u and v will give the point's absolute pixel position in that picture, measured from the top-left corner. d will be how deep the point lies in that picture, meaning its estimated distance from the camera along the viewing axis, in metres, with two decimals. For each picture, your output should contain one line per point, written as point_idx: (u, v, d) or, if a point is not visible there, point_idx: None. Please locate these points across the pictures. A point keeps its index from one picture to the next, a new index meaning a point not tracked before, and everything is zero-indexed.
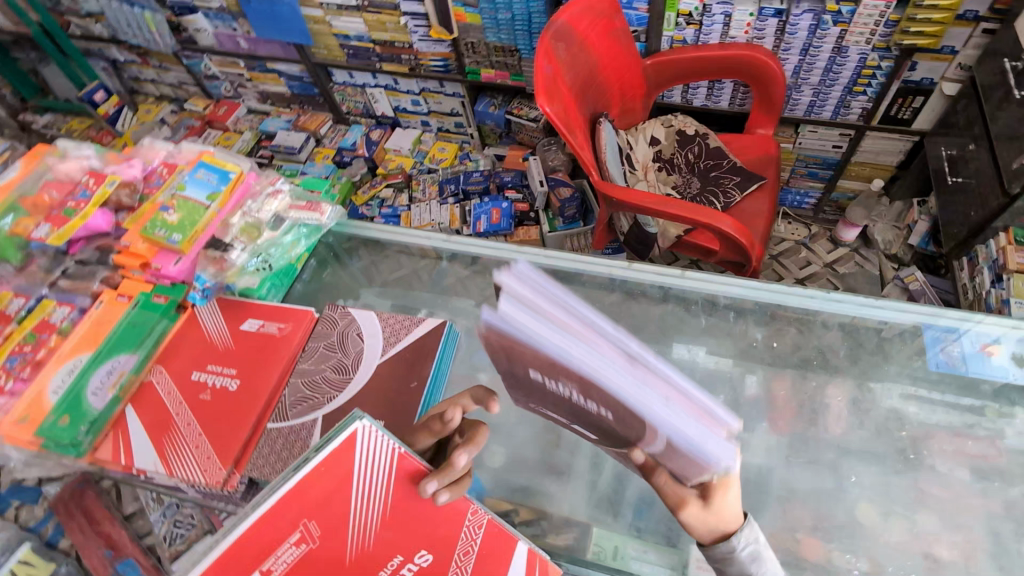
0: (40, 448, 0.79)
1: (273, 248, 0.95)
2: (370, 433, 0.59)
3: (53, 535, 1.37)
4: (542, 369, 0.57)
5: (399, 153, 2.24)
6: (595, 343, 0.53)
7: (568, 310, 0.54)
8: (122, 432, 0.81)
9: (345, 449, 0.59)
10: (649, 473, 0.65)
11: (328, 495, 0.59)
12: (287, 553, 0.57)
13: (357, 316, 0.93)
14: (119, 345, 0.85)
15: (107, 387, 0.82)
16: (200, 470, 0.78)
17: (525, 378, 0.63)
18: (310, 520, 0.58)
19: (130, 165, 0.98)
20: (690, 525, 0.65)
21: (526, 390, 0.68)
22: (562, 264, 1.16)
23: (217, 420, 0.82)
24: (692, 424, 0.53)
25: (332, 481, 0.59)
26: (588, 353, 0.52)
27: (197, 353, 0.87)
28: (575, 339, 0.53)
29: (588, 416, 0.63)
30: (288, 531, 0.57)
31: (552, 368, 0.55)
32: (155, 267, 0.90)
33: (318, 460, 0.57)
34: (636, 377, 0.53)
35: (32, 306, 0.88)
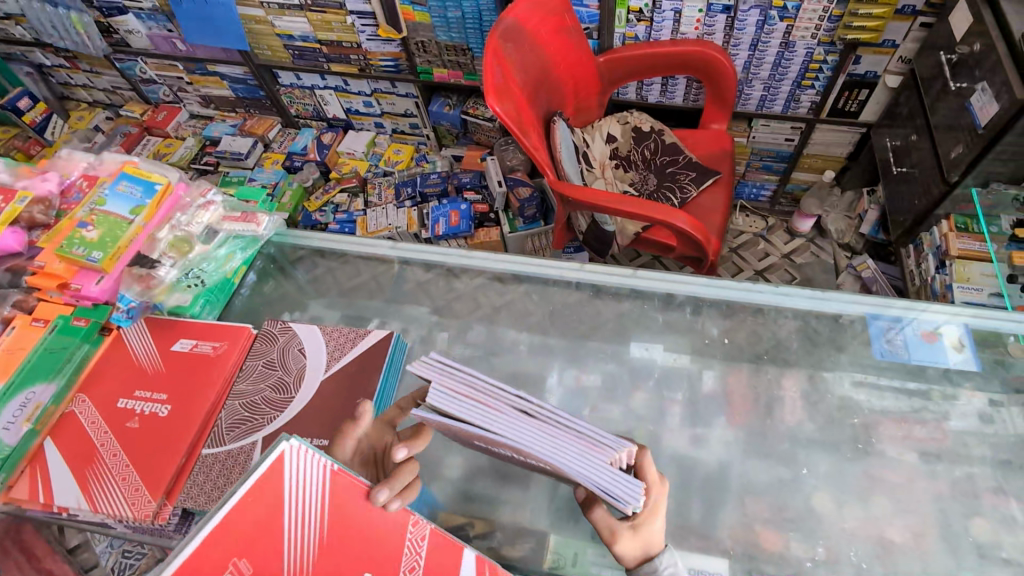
0: None
1: (205, 263, 0.91)
2: (298, 454, 0.58)
3: None
4: (480, 439, 0.68)
5: (353, 155, 2.21)
6: (510, 415, 0.64)
7: (483, 392, 0.65)
8: (41, 468, 0.75)
9: (270, 474, 0.57)
10: (591, 507, 0.78)
11: (258, 526, 0.56)
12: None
13: (299, 331, 0.88)
14: (34, 374, 0.78)
15: (20, 421, 0.76)
16: (127, 504, 0.72)
17: (474, 443, 0.74)
18: (240, 558, 0.55)
19: (44, 178, 0.92)
20: (624, 554, 0.76)
21: (482, 449, 0.80)
22: (516, 267, 1.14)
23: (146, 450, 0.76)
24: (601, 474, 0.63)
25: (261, 511, 0.57)
26: (507, 428, 0.63)
27: (124, 379, 0.82)
28: (494, 419, 0.64)
29: (531, 465, 0.75)
30: (217, 572, 0.54)
31: (486, 439, 0.67)
32: (73, 289, 0.83)
33: (241, 492, 0.55)
34: (548, 443, 0.63)
35: None
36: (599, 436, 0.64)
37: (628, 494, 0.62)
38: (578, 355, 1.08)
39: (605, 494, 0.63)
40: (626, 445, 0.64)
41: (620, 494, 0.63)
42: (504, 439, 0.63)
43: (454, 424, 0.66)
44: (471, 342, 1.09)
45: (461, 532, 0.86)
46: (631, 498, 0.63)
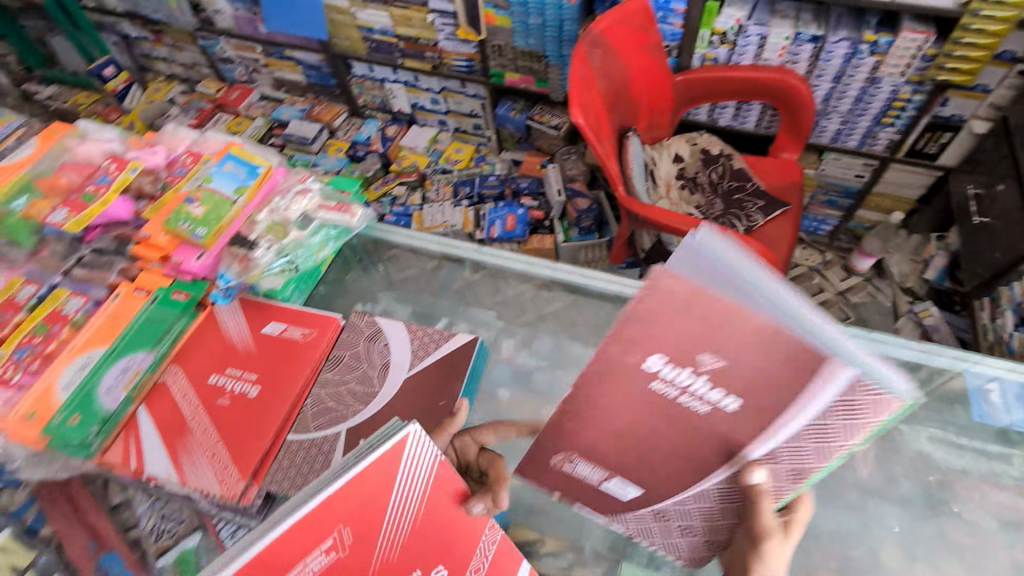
0: (45, 447, 0.74)
1: (300, 250, 0.92)
2: (419, 440, 0.57)
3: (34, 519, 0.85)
4: (684, 349, 0.45)
5: (414, 150, 2.21)
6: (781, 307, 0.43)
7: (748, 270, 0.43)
8: (134, 434, 0.77)
9: (391, 455, 0.56)
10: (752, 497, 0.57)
11: (366, 501, 0.56)
12: (316, 559, 0.54)
13: (384, 326, 0.88)
14: (136, 342, 0.80)
15: (120, 387, 0.78)
16: (216, 480, 0.74)
17: (627, 375, 0.49)
18: (345, 527, 0.55)
19: (154, 151, 0.95)
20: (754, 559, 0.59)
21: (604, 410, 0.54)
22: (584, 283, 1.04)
23: (235, 427, 0.77)
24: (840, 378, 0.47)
25: (372, 487, 0.56)
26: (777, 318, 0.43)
27: (216, 355, 0.84)
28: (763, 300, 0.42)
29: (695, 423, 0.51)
30: (322, 536, 0.54)
31: (683, 362, 0.46)
32: (174, 261, 0.85)
33: (364, 465, 0.55)
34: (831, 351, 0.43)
35: (42, 295, 0.82)
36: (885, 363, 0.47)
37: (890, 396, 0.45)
38: None
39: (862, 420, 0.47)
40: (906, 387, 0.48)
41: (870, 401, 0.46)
42: (765, 333, 0.42)
43: (679, 312, 0.43)
44: (537, 352, 1.02)
45: (531, 548, 0.83)
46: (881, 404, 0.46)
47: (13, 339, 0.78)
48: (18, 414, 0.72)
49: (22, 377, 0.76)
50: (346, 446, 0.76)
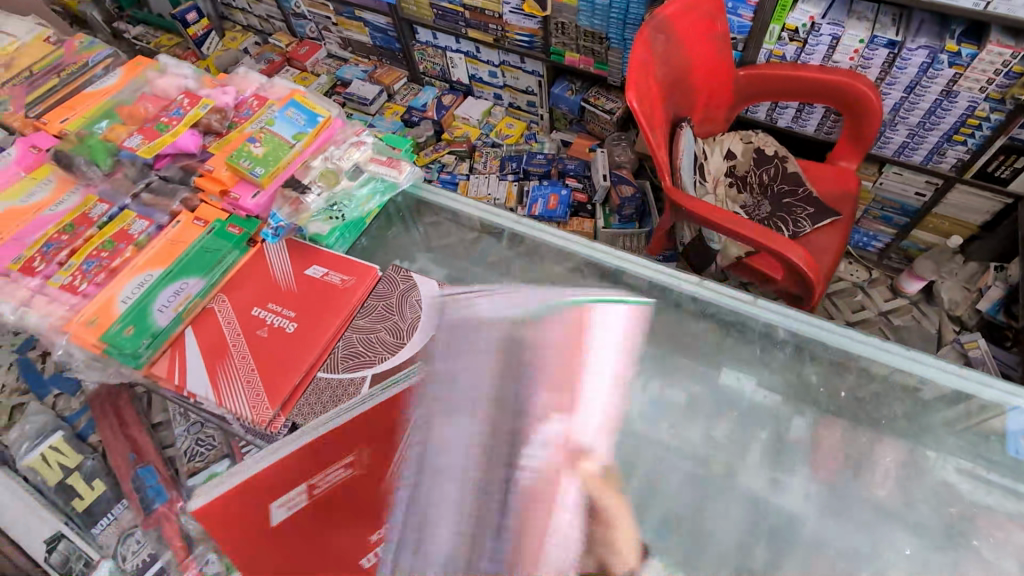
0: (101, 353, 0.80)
1: (347, 199, 0.95)
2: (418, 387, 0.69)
3: (85, 428, 1.01)
4: None
5: (467, 121, 2.22)
6: None
7: None
8: (180, 352, 0.82)
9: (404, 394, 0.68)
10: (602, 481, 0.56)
11: (383, 431, 0.66)
12: (336, 472, 0.64)
13: (419, 283, 0.91)
14: (190, 268, 0.86)
15: (172, 306, 0.83)
16: (249, 406, 0.78)
17: None
18: (361, 449, 0.65)
19: (224, 91, 1.00)
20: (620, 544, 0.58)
21: None
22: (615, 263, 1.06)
23: (272, 358, 0.82)
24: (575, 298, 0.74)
25: (387, 419, 0.67)
26: None
27: (261, 290, 0.87)
28: None
29: None
30: (338, 454, 0.65)
31: None
32: (232, 196, 0.90)
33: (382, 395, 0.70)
34: None
35: (112, 214, 0.89)
36: None
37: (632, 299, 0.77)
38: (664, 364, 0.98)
39: None
40: None
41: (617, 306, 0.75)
42: None
43: None
44: None
45: None
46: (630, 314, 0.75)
47: (83, 251, 0.85)
48: (81, 319, 0.79)
49: (88, 287, 0.82)
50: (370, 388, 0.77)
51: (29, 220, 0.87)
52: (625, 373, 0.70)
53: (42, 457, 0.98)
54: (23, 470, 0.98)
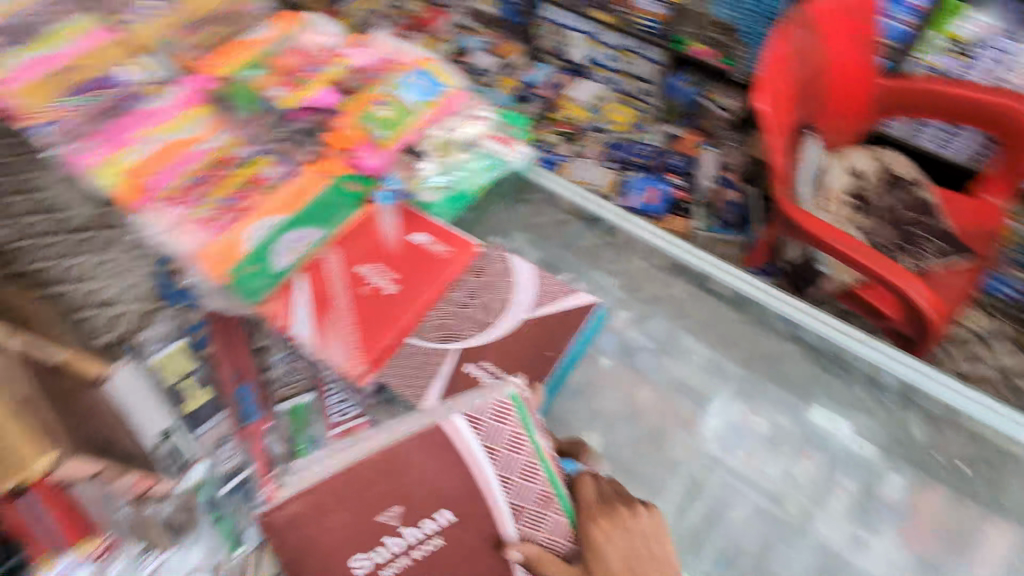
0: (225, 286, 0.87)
1: (458, 170, 0.98)
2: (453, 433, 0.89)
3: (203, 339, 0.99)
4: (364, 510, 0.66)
5: (576, 103, 2.10)
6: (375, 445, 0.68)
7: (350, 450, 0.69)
8: (293, 296, 0.88)
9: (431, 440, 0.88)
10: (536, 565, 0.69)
11: None
12: None
13: (514, 263, 0.92)
14: (310, 218, 0.91)
15: (291, 253, 0.89)
16: (345, 357, 0.83)
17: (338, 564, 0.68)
18: None
19: (363, 53, 1.05)
20: None
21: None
22: (695, 265, 1.03)
23: (371, 317, 0.85)
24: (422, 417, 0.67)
25: None
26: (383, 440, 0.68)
27: (369, 249, 0.92)
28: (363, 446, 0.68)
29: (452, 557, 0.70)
30: None
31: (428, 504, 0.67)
32: (353, 155, 0.94)
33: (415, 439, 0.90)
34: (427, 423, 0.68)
35: (250, 157, 0.94)
36: (467, 404, 0.68)
37: (490, 397, 0.68)
38: (753, 392, 0.95)
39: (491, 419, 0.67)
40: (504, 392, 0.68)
41: (469, 404, 0.67)
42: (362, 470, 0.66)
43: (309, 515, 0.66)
44: (649, 332, 1.02)
45: None
46: (490, 408, 0.67)
47: (222, 189, 0.90)
48: (209, 252, 0.83)
49: (220, 224, 0.86)
50: (456, 363, 0.84)
51: (182, 153, 0.91)
52: (510, 476, 0.68)
53: (166, 359, 0.95)
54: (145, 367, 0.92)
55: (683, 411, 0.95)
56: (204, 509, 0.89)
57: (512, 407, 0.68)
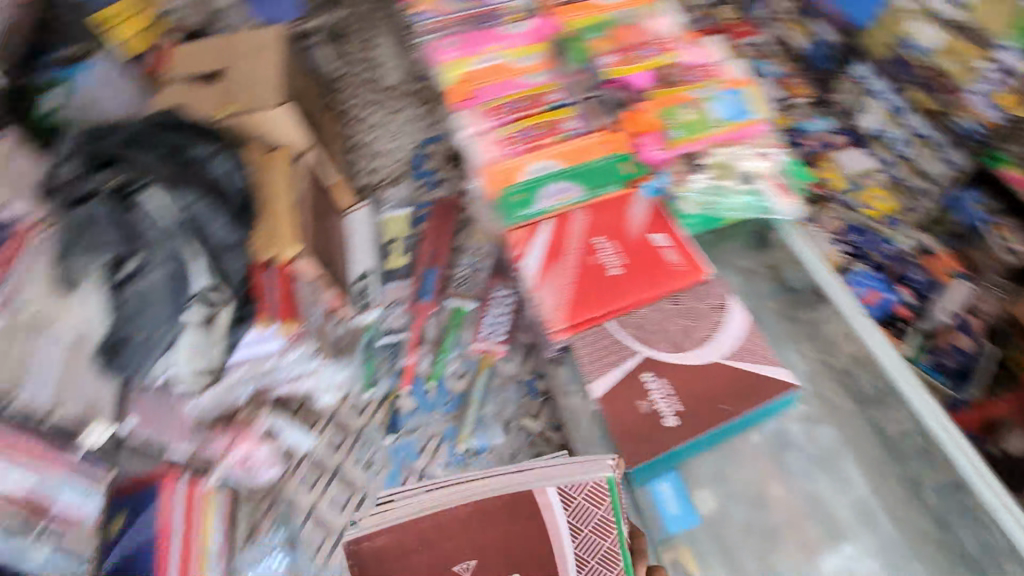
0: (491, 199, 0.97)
1: (724, 196, 0.97)
2: None
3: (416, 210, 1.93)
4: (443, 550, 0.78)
5: (840, 170, 1.68)
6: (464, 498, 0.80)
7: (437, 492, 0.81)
8: (534, 233, 0.93)
9: None
10: None
11: None
12: None
13: (729, 305, 0.86)
14: (581, 177, 0.97)
15: (553, 198, 0.95)
16: (552, 309, 0.85)
17: None
18: None
19: (692, 53, 1.10)
20: None
21: None
22: (910, 402, 0.93)
23: (589, 285, 0.87)
24: (519, 480, 0.79)
25: None
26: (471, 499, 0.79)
27: (613, 226, 0.93)
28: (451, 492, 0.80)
29: None
30: None
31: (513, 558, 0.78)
32: (638, 142, 1.00)
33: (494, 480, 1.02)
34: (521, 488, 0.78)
35: (558, 105, 1.05)
36: (565, 479, 0.77)
37: (590, 472, 0.76)
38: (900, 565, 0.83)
39: (587, 498, 0.76)
40: (605, 472, 0.76)
41: (564, 479, 0.77)
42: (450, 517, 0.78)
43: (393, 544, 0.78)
44: (816, 439, 0.92)
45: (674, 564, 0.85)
46: (585, 487, 0.76)
47: (524, 122, 1.03)
48: (497, 168, 0.98)
49: (513, 148, 1.00)
50: (635, 367, 0.81)
51: (509, 79, 1.09)
52: (594, 549, 0.77)
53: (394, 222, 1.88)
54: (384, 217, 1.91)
55: (807, 529, 0.85)
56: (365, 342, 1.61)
57: (606, 488, 0.76)
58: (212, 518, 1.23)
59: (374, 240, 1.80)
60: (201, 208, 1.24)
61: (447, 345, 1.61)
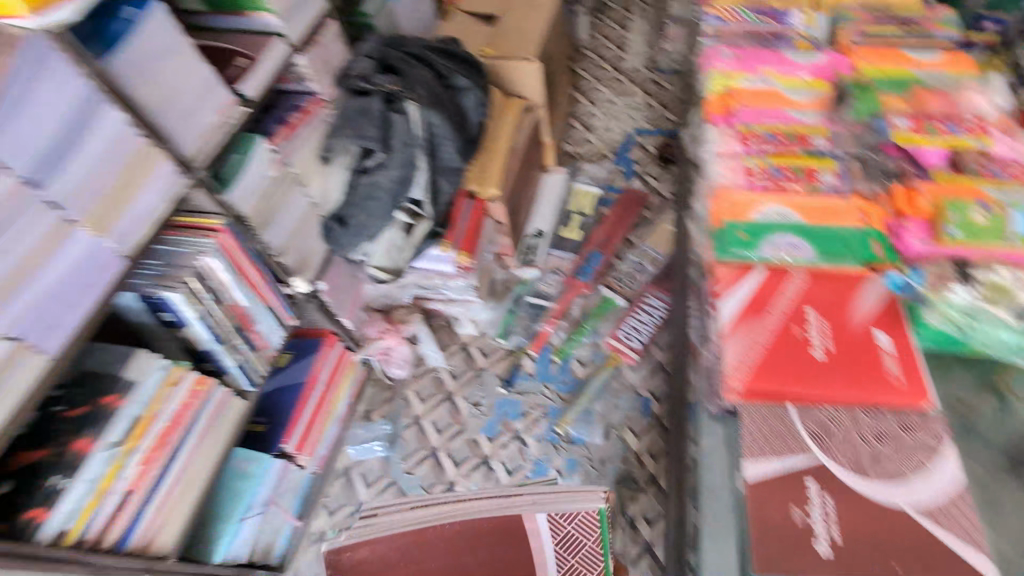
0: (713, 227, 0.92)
1: (986, 322, 0.77)
2: None
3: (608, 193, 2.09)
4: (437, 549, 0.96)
5: None
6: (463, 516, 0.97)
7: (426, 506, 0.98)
8: (745, 277, 0.85)
9: None
10: None
11: None
12: None
13: (942, 457, 0.70)
14: (819, 239, 0.88)
15: (778, 248, 0.87)
16: (734, 362, 0.78)
17: None
18: None
19: (1007, 143, 0.92)
20: None
21: None
22: None
23: (784, 355, 0.78)
24: (519, 503, 0.97)
25: None
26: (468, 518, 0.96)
27: (834, 305, 0.81)
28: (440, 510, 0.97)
29: None
30: None
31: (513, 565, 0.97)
32: (901, 222, 0.86)
33: None
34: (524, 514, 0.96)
35: (821, 152, 0.97)
36: (561, 510, 0.96)
37: (585, 502, 0.96)
38: None
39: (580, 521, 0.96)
40: (602, 497, 0.97)
41: (553, 509, 0.96)
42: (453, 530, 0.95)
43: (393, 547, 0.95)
44: None
45: None
46: (573, 517, 0.95)
47: (778, 158, 0.97)
48: (731, 196, 0.92)
49: (755, 180, 0.94)
50: (798, 467, 0.70)
51: (778, 108, 1.02)
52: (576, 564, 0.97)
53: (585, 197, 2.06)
54: (575, 185, 2.09)
55: None
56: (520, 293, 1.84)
57: (596, 516, 0.95)
58: (347, 385, 1.61)
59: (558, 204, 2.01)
60: (442, 131, 1.37)
61: (585, 329, 1.73)
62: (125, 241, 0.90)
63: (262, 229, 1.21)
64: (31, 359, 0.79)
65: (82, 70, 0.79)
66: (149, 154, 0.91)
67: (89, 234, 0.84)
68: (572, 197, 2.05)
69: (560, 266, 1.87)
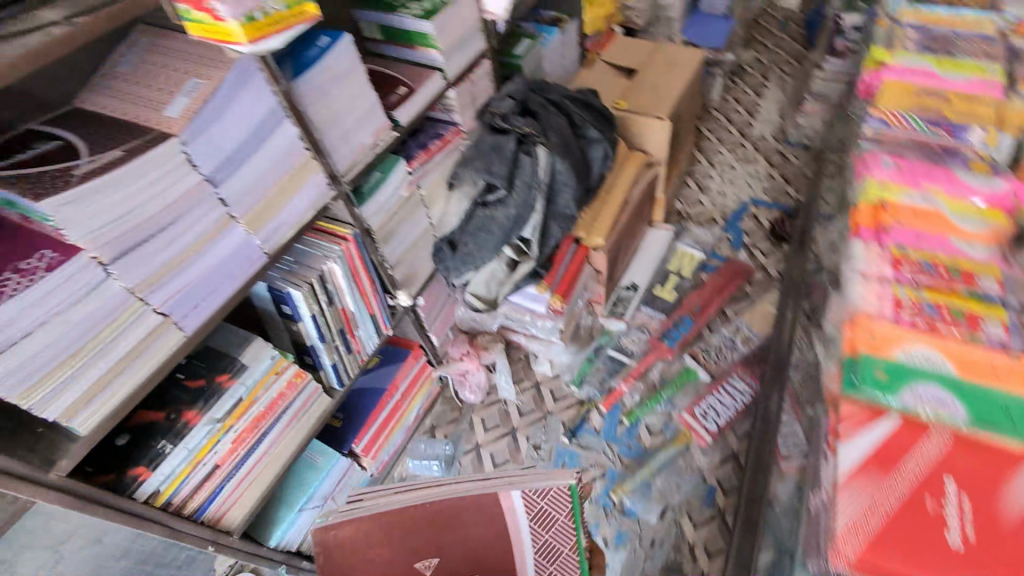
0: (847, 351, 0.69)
1: None
2: None
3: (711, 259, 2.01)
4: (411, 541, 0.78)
5: None
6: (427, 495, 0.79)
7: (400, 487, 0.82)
8: (874, 419, 0.62)
9: None
10: None
11: None
12: None
13: None
14: (979, 403, 0.62)
15: (920, 400, 0.63)
16: (843, 521, 0.56)
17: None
18: None
19: None
20: None
21: None
22: None
23: (914, 532, 0.54)
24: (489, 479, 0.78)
25: None
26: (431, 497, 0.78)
27: (993, 484, 0.56)
28: (409, 492, 0.80)
29: None
30: None
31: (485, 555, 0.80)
32: None
33: None
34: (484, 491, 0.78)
35: (993, 298, 0.72)
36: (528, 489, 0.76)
37: (556, 479, 0.77)
38: None
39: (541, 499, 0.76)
40: (567, 481, 0.76)
41: (526, 485, 0.76)
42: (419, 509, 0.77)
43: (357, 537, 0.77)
44: None
45: None
46: (547, 495, 0.76)
47: (941, 295, 0.73)
48: (869, 324, 0.70)
49: (907, 317, 0.71)
50: None
51: (940, 235, 0.79)
52: (555, 553, 0.81)
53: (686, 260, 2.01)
54: (677, 246, 2.05)
55: None
56: (601, 346, 1.81)
57: (568, 494, 0.77)
58: (420, 398, 1.67)
59: (657, 261, 1.98)
60: (564, 177, 1.39)
61: (661, 397, 1.66)
62: (269, 241, 0.99)
63: (382, 244, 1.29)
64: (172, 334, 0.87)
65: (276, 88, 0.91)
66: (308, 166, 1.02)
67: (243, 231, 0.93)
68: (673, 256, 2.02)
69: (647, 325, 1.84)
